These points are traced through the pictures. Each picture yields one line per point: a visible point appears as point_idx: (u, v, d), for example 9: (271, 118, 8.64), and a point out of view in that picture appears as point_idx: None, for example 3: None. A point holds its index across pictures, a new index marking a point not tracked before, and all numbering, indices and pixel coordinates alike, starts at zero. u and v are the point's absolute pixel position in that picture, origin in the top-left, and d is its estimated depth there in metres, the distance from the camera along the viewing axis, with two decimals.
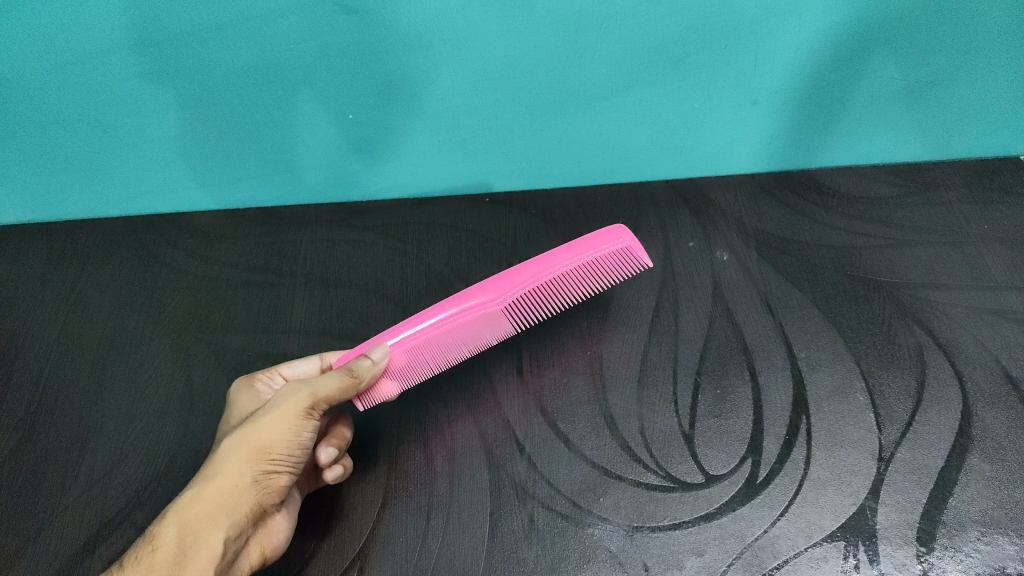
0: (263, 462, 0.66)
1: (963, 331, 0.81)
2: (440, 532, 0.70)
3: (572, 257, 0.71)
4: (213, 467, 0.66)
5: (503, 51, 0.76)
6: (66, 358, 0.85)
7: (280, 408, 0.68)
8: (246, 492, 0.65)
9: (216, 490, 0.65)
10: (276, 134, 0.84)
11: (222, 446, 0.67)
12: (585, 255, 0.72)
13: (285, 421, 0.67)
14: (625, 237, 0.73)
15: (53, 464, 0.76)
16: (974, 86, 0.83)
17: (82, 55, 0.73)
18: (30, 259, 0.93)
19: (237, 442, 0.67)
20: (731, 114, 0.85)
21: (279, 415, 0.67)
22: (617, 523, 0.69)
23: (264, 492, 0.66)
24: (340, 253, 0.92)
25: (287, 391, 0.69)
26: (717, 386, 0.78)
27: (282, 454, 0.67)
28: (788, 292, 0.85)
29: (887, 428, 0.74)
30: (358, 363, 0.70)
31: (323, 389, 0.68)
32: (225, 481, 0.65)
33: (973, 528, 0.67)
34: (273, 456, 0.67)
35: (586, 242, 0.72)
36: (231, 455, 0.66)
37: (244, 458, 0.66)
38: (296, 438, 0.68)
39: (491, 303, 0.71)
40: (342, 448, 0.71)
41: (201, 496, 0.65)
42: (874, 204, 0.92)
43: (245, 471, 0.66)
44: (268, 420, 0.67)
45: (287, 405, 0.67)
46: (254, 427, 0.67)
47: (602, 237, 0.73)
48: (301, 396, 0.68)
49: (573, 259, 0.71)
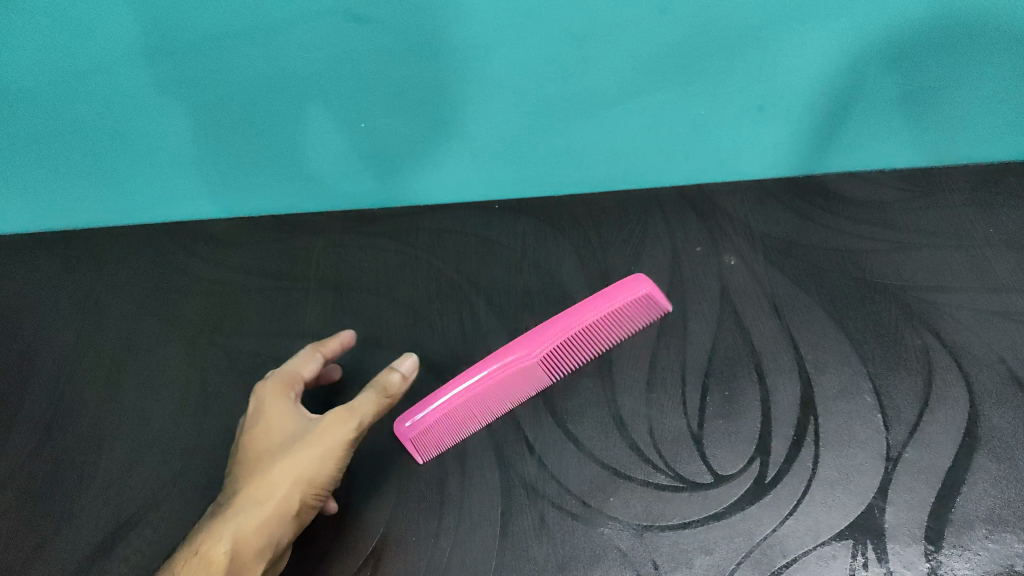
0: (312, 491, 0.70)
1: (970, 332, 0.81)
2: (452, 531, 0.71)
3: (597, 310, 0.79)
4: (264, 492, 0.69)
5: (511, 60, 0.77)
6: (82, 361, 0.86)
7: (332, 439, 0.71)
8: (294, 522, 0.69)
9: (267, 513, 0.68)
10: (290, 143, 0.86)
11: (272, 472, 0.69)
12: (608, 307, 0.79)
13: (335, 452, 0.71)
14: (641, 288, 0.81)
15: (71, 465, 0.77)
16: (977, 91, 0.84)
17: (100, 66, 0.75)
18: (47, 265, 0.95)
19: (290, 471, 0.69)
20: (737, 120, 0.86)
21: (330, 447, 0.71)
22: (626, 522, 0.70)
23: (305, 519, 0.70)
24: (351, 259, 0.94)
25: (334, 418, 0.72)
26: (725, 388, 0.78)
27: (328, 483, 0.71)
28: (794, 295, 0.86)
29: (895, 428, 0.75)
30: (396, 386, 0.74)
31: (365, 414, 0.73)
32: (275, 506, 0.68)
33: (980, 527, 0.68)
34: (321, 485, 0.70)
35: (606, 298, 0.80)
36: (284, 486, 0.69)
37: (298, 488, 0.69)
38: (340, 463, 0.71)
39: (531, 355, 0.77)
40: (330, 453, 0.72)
41: (253, 519, 0.67)
42: (879, 208, 0.93)
43: (296, 501, 0.69)
44: (317, 445, 0.70)
45: (339, 437, 0.71)
46: (306, 457, 0.70)
47: (622, 288, 0.80)
48: (352, 428, 0.72)
49: (597, 312, 0.79)
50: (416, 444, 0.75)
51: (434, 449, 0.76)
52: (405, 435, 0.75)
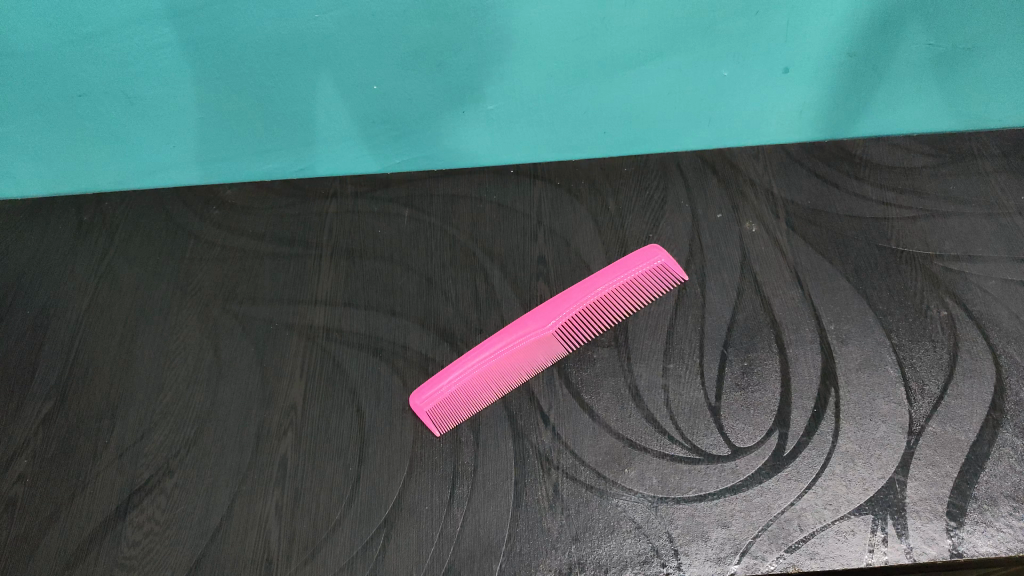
0: None
1: (998, 303, 0.79)
2: (465, 501, 0.71)
3: (609, 279, 0.81)
4: None
5: (527, 19, 0.75)
6: (95, 327, 0.86)
7: None
8: None
9: None
10: (302, 106, 0.84)
11: None
12: (621, 276, 0.81)
13: None
14: (654, 258, 0.82)
15: (85, 431, 0.78)
16: (1014, 53, 0.80)
17: (109, 27, 0.74)
18: (59, 230, 0.94)
19: None
20: (761, 83, 0.84)
21: None
22: (642, 494, 0.69)
23: None
24: (364, 225, 0.92)
25: None
26: (744, 359, 0.77)
27: None
28: (817, 265, 0.84)
29: (919, 401, 0.73)
30: None
31: None
32: None
33: (1005, 504, 0.67)
34: None
35: (619, 269, 0.81)
36: None
37: None
38: None
39: (545, 324, 0.79)
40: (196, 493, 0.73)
41: None
42: (907, 174, 0.90)
43: None
44: None
45: None
46: None
47: (635, 259, 0.82)
48: None
49: (609, 280, 0.81)
50: (433, 415, 0.75)
51: (451, 420, 0.75)
52: (421, 405, 0.75)
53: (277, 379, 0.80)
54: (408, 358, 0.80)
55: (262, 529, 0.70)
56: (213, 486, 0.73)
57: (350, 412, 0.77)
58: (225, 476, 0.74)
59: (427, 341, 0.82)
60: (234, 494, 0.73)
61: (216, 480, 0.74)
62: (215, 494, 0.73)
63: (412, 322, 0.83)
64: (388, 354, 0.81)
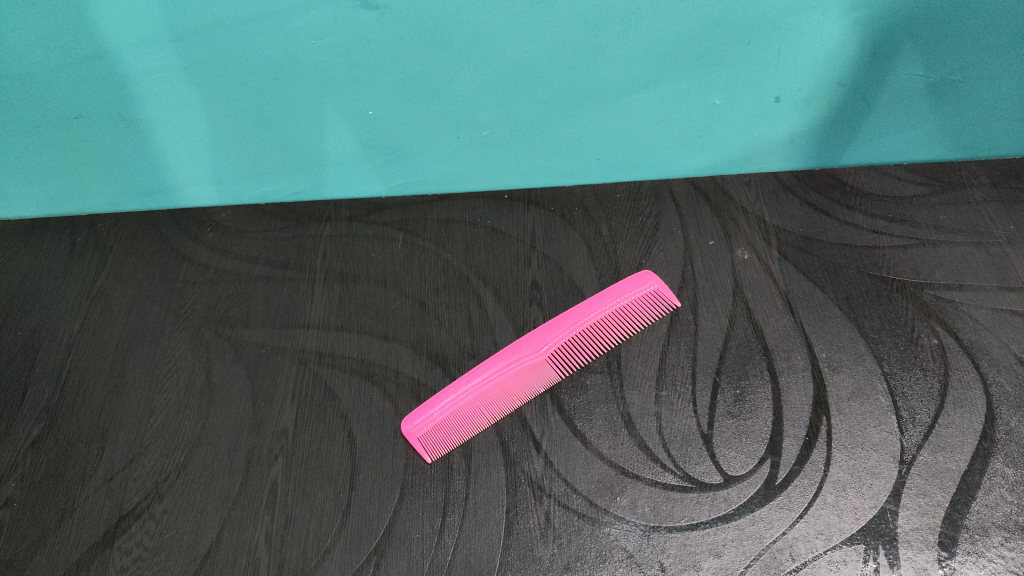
0: None
1: (988, 332, 0.79)
2: (456, 528, 0.70)
3: (605, 304, 0.80)
4: None
5: (523, 47, 0.76)
6: (87, 349, 0.85)
7: None
8: None
9: None
10: (298, 130, 0.85)
11: None
12: (616, 301, 0.80)
13: None
14: (648, 283, 0.81)
15: (75, 455, 0.77)
16: (1000, 84, 0.82)
17: (106, 50, 0.74)
18: (52, 253, 0.94)
19: None
20: (752, 112, 0.84)
21: None
22: (635, 523, 0.69)
23: None
24: (358, 248, 0.92)
25: None
26: (737, 387, 0.77)
27: None
28: (809, 292, 0.84)
29: (910, 431, 0.73)
30: None
31: None
32: None
33: (996, 534, 0.67)
34: None
35: (614, 293, 0.80)
36: None
37: None
38: None
39: (540, 349, 0.77)
40: (182, 517, 0.72)
41: None
42: (897, 203, 0.91)
43: None
44: None
45: None
46: None
47: (631, 284, 0.81)
48: None
49: (605, 306, 0.80)
50: (425, 441, 0.75)
51: (443, 446, 0.75)
52: (413, 431, 0.74)
53: (268, 404, 0.80)
54: (400, 384, 0.80)
55: (251, 557, 0.70)
56: (201, 513, 0.73)
57: (341, 438, 0.77)
58: (214, 503, 0.73)
59: (420, 366, 0.81)
60: (223, 521, 0.72)
61: (205, 505, 0.73)
62: (204, 520, 0.72)
63: (405, 347, 0.83)
64: (381, 379, 0.81)
